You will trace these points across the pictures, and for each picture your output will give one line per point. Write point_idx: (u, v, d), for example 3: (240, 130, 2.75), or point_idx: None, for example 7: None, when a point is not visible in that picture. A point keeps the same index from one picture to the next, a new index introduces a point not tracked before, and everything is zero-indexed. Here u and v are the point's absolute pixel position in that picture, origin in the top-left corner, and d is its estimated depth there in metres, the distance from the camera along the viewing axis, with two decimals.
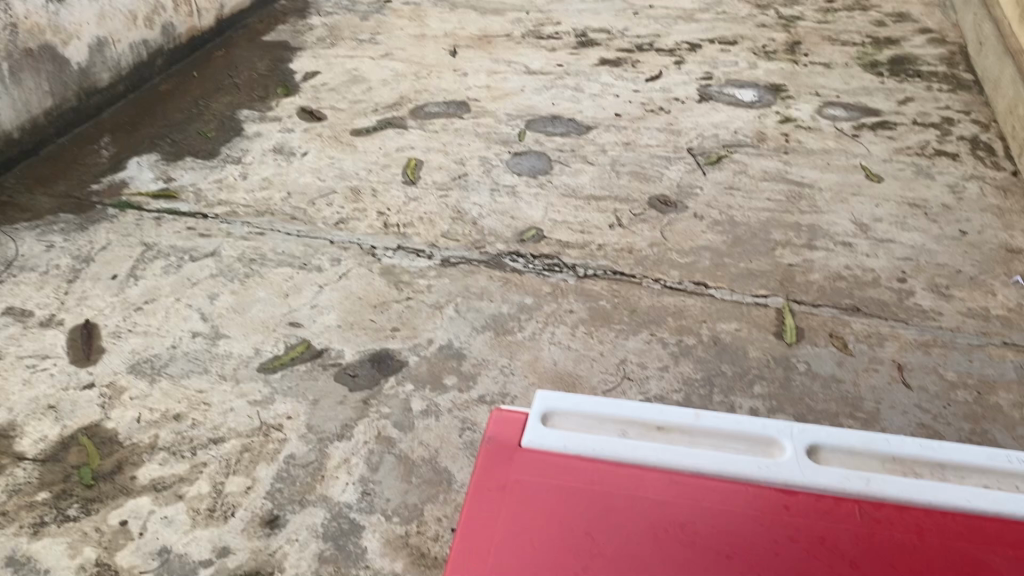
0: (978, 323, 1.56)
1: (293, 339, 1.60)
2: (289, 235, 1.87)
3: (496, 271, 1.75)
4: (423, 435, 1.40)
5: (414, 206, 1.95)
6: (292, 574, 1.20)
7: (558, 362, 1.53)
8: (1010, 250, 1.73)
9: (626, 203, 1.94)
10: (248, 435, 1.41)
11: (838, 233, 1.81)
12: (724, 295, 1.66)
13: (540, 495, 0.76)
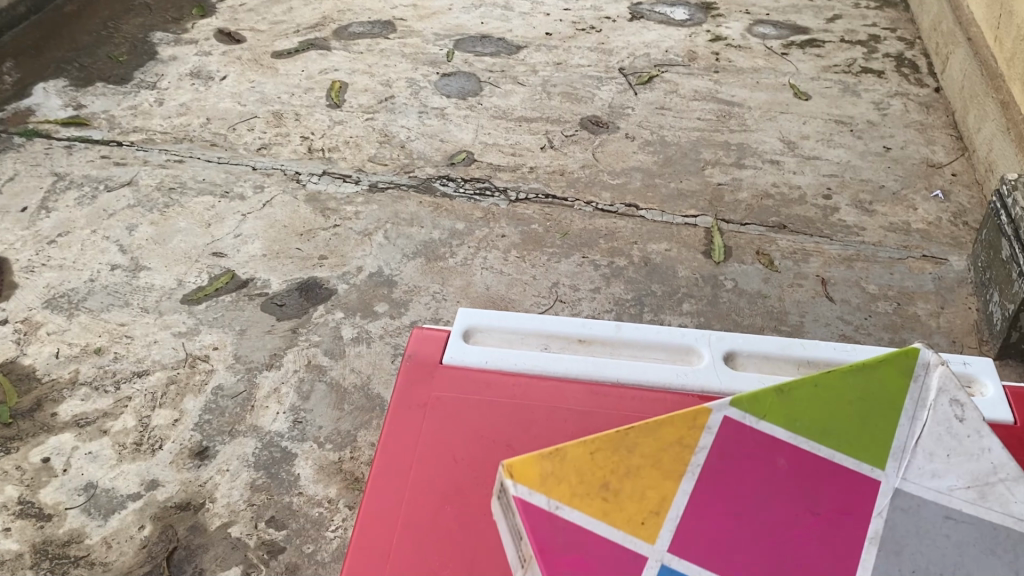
0: (899, 237, 1.60)
1: (217, 269, 1.56)
2: (210, 162, 1.80)
3: (426, 195, 1.72)
4: (354, 362, 1.38)
5: (340, 130, 1.90)
6: (223, 504, 1.19)
7: (490, 286, 1.53)
8: (932, 165, 1.77)
9: (557, 124, 1.92)
10: (173, 368, 1.37)
11: (767, 152, 1.82)
12: (654, 215, 1.67)
13: (463, 411, 0.77)
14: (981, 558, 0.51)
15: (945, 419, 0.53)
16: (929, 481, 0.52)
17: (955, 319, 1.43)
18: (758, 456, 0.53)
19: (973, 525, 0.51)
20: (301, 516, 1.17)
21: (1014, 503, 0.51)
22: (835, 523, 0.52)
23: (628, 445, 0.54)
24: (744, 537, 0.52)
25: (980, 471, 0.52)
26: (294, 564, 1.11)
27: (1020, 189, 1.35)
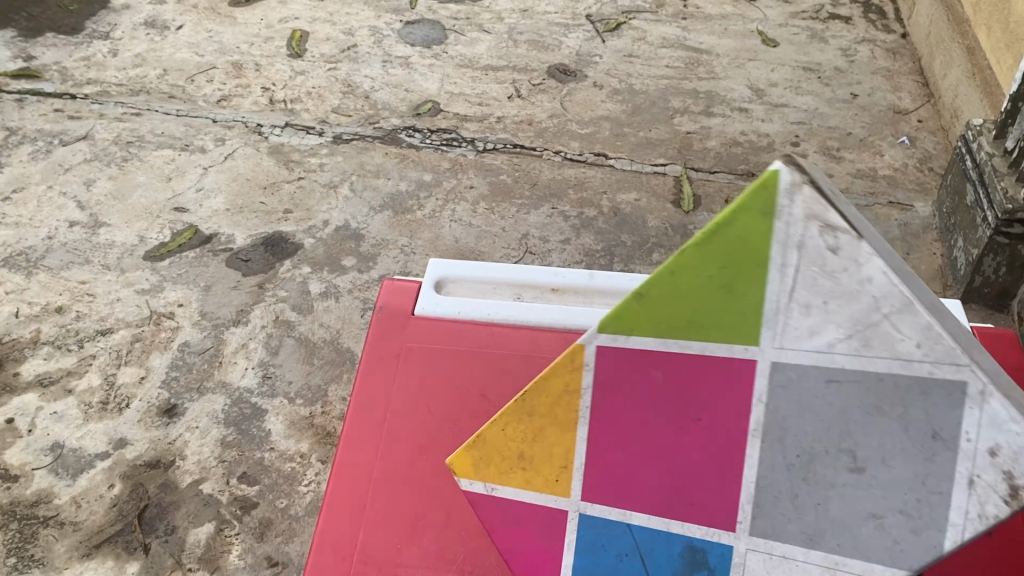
0: (866, 184, 1.60)
1: (179, 225, 1.53)
2: (169, 115, 1.75)
3: (392, 147, 1.69)
4: (323, 317, 1.37)
5: (302, 80, 1.85)
6: (193, 461, 1.18)
7: (459, 239, 1.51)
8: (898, 112, 1.77)
9: (524, 73, 1.89)
10: (138, 325, 1.35)
11: (735, 99, 1.81)
12: (623, 165, 1.66)
13: (433, 362, 0.76)
14: (871, 422, 0.45)
15: (817, 255, 0.43)
16: (804, 338, 0.45)
17: (920, 265, 1.45)
18: (635, 380, 0.51)
19: (856, 384, 0.44)
20: (274, 472, 1.17)
21: (901, 342, 0.42)
22: (720, 427, 0.50)
23: (529, 404, 0.57)
24: (638, 465, 0.54)
25: (862, 312, 0.43)
26: (267, 520, 1.11)
27: (985, 133, 1.35)
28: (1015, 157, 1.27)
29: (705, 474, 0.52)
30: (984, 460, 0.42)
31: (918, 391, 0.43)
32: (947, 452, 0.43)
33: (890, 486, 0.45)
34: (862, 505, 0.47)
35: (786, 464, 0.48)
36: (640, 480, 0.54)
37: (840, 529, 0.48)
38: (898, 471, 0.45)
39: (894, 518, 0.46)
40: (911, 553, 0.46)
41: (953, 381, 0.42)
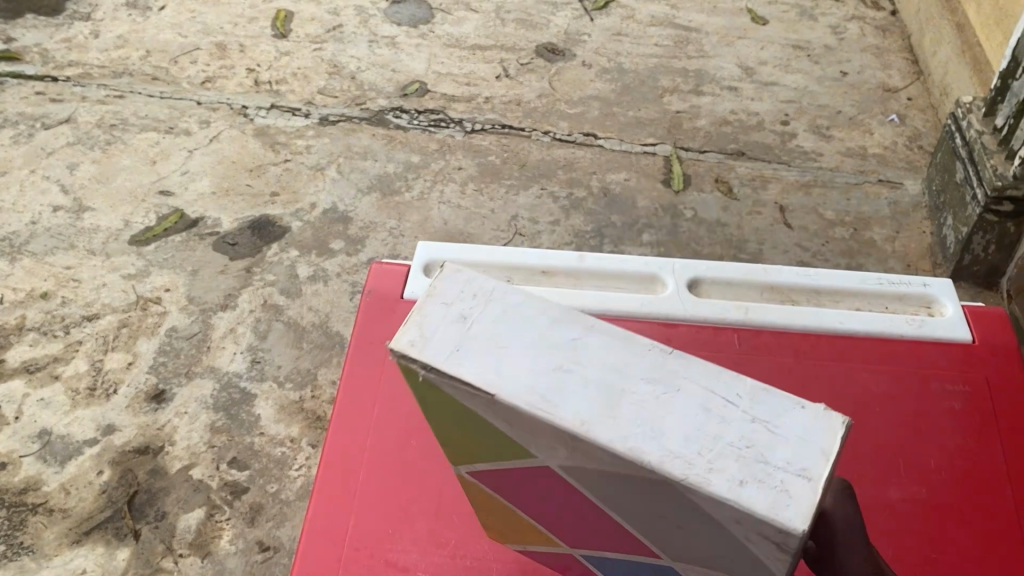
0: (856, 162, 1.60)
1: (165, 209, 1.51)
2: (153, 97, 1.73)
3: (379, 128, 1.68)
4: (312, 300, 1.36)
5: (287, 61, 1.83)
6: (183, 446, 1.17)
7: (447, 221, 1.50)
8: (888, 89, 1.77)
9: (512, 52, 1.87)
10: (125, 310, 1.34)
11: (724, 78, 1.80)
12: (613, 145, 1.65)
13: None
14: (654, 508, 0.45)
15: (492, 406, 0.44)
16: (551, 455, 0.46)
17: (910, 244, 1.45)
18: (507, 485, 0.53)
19: (615, 483, 0.44)
20: (264, 456, 1.16)
21: (605, 458, 0.42)
22: (589, 507, 0.50)
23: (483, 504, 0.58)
24: (570, 526, 0.54)
25: (563, 439, 0.43)
26: (258, 504, 1.11)
27: (975, 111, 1.35)
28: (1004, 135, 1.26)
29: (619, 536, 0.52)
30: (743, 526, 0.40)
31: (654, 488, 0.42)
32: (714, 522, 0.42)
33: (707, 544, 0.45)
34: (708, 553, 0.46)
35: (632, 524, 0.48)
36: (580, 534, 0.55)
37: (714, 565, 0.47)
38: (703, 536, 0.44)
39: (740, 566, 0.45)
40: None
41: (673, 489, 0.41)
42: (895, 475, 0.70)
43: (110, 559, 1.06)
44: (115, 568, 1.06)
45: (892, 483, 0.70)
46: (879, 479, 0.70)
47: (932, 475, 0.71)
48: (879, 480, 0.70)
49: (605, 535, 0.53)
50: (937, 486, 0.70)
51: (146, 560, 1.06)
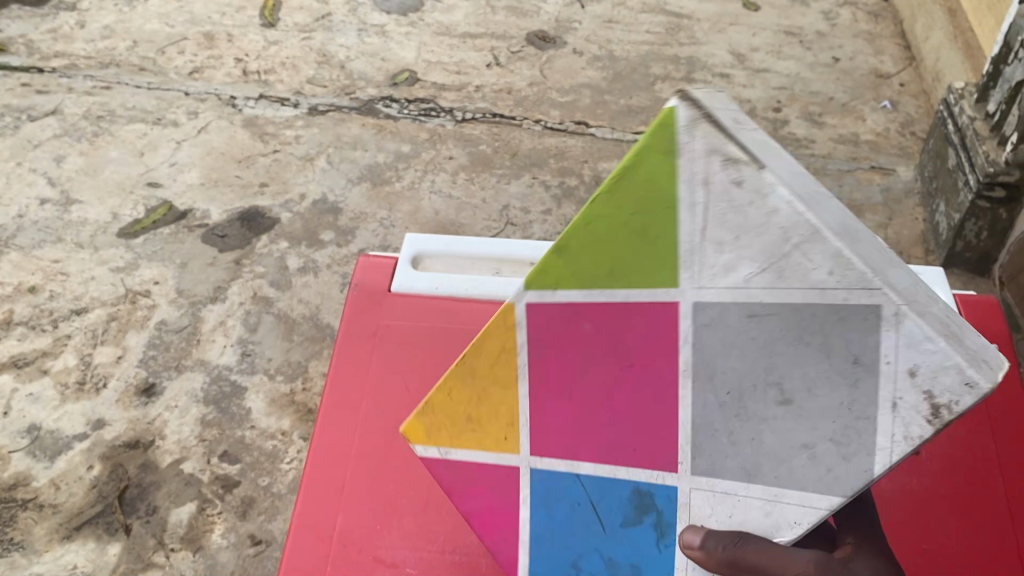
0: (848, 149, 1.59)
1: (153, 201, 1.50)
2: (140, 88, 1.71)
3: (368, 118, 1.66)
4: (302, 293, 1.35)
5: (275, 51, 1.81)
6: (173, 440, 1.16)
7: (439, 211, 1.49)
8: (880, 75, 1.76)
9: (503, 40, 1.86)
10: (114, 304, 1.33)
11: (716, 65, 1.79)
12: (604, 133, 1.64)
13: (412, 339, 0.75)
14: (793, 364, 0.44)
15: (722, 190, 0.43)
16: (719, 279, 0.45)
17: (903, 231, 1.44)
18: (559, 337, 0.51)
19: (778, 320, 0.44)
20: (255, 450, 1.16)
21: (813, 271, 0.42)
22: (645, 375, 0.49)
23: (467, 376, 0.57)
24: (585, 415, 0.53)
25: (770, 244, 0.43)
26: (250, 498, 1.11)
27: (967, 97, 1.34)
28: (996, 120, 1.26)
29: (646, 419, 0.51)
30: (915, 385, 0.41)
31: (837, 318, 0.42)
32: (870, 376, 0.42)
33: (818, 422, 0.45)
34: (794, 443, 0.46)
35: (717, 405, 0.47)
36: (586, 432, 0.53)
37: (776, 471, 0.47)
38: (823, 406, 0.44)
39: (829, 455, 0.45)
40: (845, 488, 0.45)
41: (877, 316, 0.41)
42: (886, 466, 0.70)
43: (101, 554, 1.06)
44: (106, 563, 1.05)
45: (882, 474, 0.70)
46: None
47: (923, 464, 0.70)
48: None
49: (622, 425, 0.52)
50: (929, 476, 0.70)
51: (137, 555, 1.05)
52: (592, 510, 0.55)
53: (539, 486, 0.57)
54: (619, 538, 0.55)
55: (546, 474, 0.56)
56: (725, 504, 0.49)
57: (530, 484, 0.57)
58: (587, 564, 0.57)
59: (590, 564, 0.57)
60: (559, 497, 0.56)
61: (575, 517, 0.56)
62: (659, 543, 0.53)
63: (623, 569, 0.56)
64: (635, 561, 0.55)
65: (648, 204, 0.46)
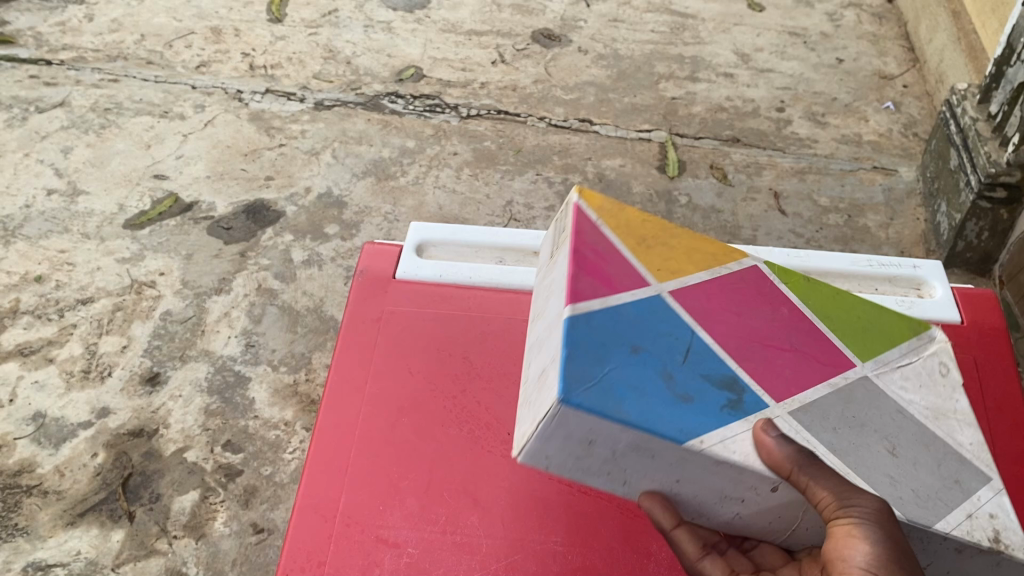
0: (851, 149, 1.60)
1: (159, 192, 1.51)
2: (147, 81, 1.72)
3: (374, 113, 1.67)
4: (307, 285, 1.36)
5: (282, 46, 1.82)
6: (177, 429, 1.17)
7: (442, 206, 1.50)
8: (883, 76, 1.77)
9: (508, 37, 1.87)
10: (119, 294, 1.34)
11: (721, 65, 1.80)
12: (608, 131, 1.65)
13: (415, 325, 0.76)
14: (917, 443, 0.60)
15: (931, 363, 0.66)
16: (897, 389, 0.63)
17: (904, 230, 1.45)
18: (766, 297, 0.67)
19: (922, 428, 0.61)
20: (258, 439, 1.17)
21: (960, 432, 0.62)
22: (805, 351, 0.64)
23: (670, 239, 0.69)
24: (736, 325, 0.63)
25: (941, 403, 0.63)
26: (252, 487, 1.12)
27: (970, 98, 1.35)
28: (998, 121, 1.27)
29: (788, 361, 0.62)
30: (985, 515, 0.57)
31: (955, 461, 0.60)
32: (960, 494, 0.58)
33: (917, 477, 0.58)
34: (883, 469, 0.58)
35: (839, 416, 0.60)
36: (724, 325, 0.63)
37: (862, 464, 0.58)
38: (917, 477, 0.58)
39: (908, 492, 0.57)
40: (909, 512, 0.56)
41: (979, 472, 0.60)
42: None
43: (105, 541, 1.07)
44: (110, 549, 1.06)
45: None
46: None
47: None
48: None
49: (755, 347, 0.62)
50: None
51: (140, 542, 1.07)
52: (684, 347, 0.60)
53: (655, 304, 0.62)
54: (691, 379, 0.58)
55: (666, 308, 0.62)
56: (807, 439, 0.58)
57: (646, 299, 0.62)
58: (648, 357, 0.58)
59: (651, 359, 0.58)
60: (666, 319, 0.61)
61: (665, 338, 0.60)
62: (723, 406, 0.58)
63: (676, 390, 0.57)
64: (690, 393, 0.57)
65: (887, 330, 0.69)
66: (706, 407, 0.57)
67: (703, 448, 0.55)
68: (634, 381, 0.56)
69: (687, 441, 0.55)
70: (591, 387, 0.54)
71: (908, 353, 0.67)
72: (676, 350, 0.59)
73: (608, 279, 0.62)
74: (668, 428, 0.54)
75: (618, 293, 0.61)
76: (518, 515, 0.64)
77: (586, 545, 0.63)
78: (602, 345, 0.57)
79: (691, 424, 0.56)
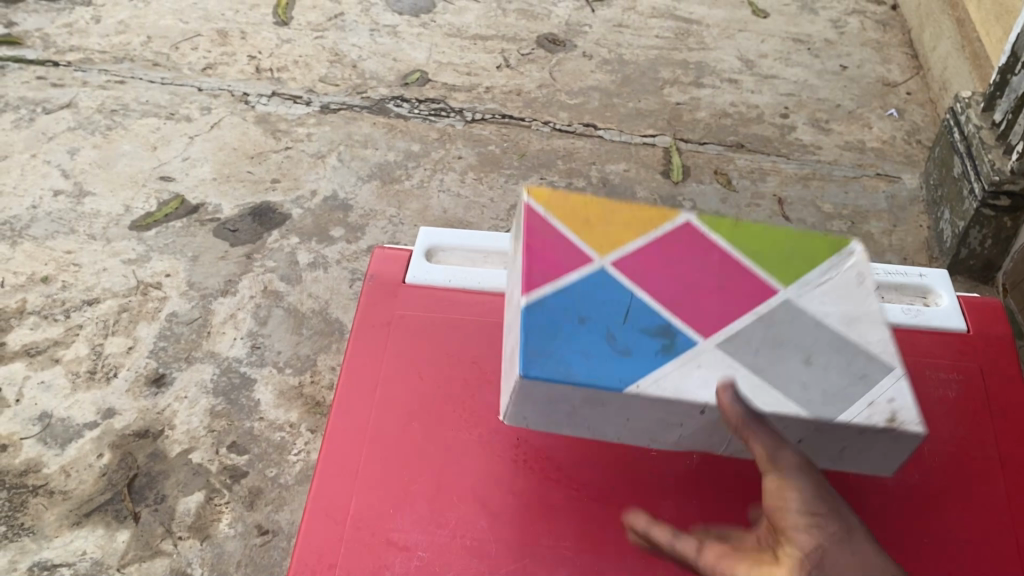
0: (854, 156, 1.61)
1: (165, 194, 1.51)
2: (153, 83, 1.73)
3: (379, 117, 1.68)
4: (312, 287, 1.37)
5: (288, 49, 1.83)
6: (182, 430, 1.18)
7: (447, 210, 1.51)
8: (887, 84, 1.77)
9: (513, 42, 1.88)
10: (125, 295, 1.34)
11: (725, 71, 1.80)
12: (612, 136, 1.65)
13: (424, 328, 0.76)
14: (831, 346, 0.61)
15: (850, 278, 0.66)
16: (808, 300, 0.63)
17: (907, 237, 1.46)
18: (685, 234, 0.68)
19: (837, 331, 0.61)
20: (263, 441, 1.17)
21: (868, 339, 0.61)
22: (737, 294, 0.64)
23: (613, 212, 0.69)
24: (673, 279, 0.64)
25: (854, 308, 0.63)
26: (257, 488, 1.12)
27: (974, 106, 1.36)
28: (1002, 129, 1.27)
29: (712, 291, 0.64)
30: (882, 401, 0.58)
31: (860, 363, 0.60)
32: (863, 388, 0.59)
33: (828, 377, 0.59)
34: (795, 376, 0.59)
35: (761, 334, 0.61)
36: (663, 279, 0.64)
37: (778, 376, 0.58)
38: (829, 378, 0.59)
39: (815, 393, 0.58)
40: (817, 411, 0.57)
41: (883, 362, 0.60)
42: None
43: (110, 541, 1.07)
44: (115, 550, 1.06)
45: None
46: None
47: (925, 461, 0.69)
48: None
49: (687, 279, 0.64)
50: (931, 472, 0.69)
51: (145, 542, 1.07)
52: (624, 310, 0.62)
53: (599, 277, 0.64)
54: (630, 328, 0.61)
55: (609, 278, 0.64)
56: (726, 367, 0.59)
57: (591, 273, 0.64)
58: (594, 325, 0.60)
59: (595, 326, 0.60)
60: (608, 287, 0.63)
61: (605, 306, 0.62)
62: (657, 351, 0.59)
63: (619, 343, 0.59)
64: (628, 345, 0.59)
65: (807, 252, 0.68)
66: (643, 359, 0.59)
67: (640, 392, 0.57)
68: (581, 349, 0.59)
69: (626, 388, 0.57)
70: (541, 361, 0.58)
71: (827, 268, 0.66)
72: (614, 303, 0.62)
73: (551, 247, 0.65)
74: (606, 380, 0.57)
75: (564, 271, 0.63)
76: (527, 518, 0.64)
77: (597, 548, 0.63)
78: (550, 323, 0.60)
79: (634, 374, 0.58)
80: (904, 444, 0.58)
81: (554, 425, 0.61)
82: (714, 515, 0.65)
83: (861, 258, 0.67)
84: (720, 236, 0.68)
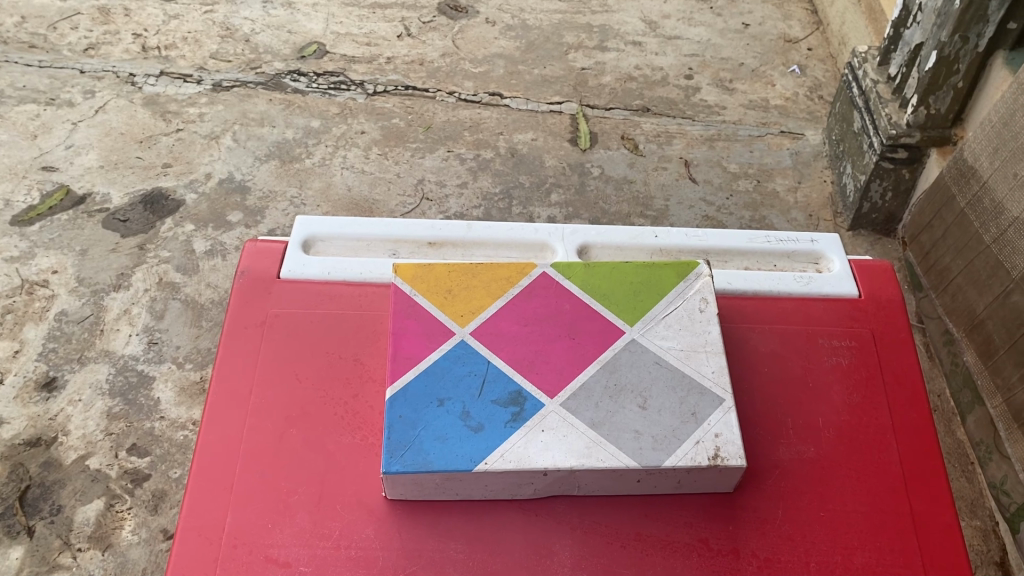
0: (758, 115, 1.61)
1: (49, 184, 1.42)
2: (30, 66, 1.62)
3: (275, 93, 1.61)
4: (211, 277, 1.30)
5: (176, 25, 1.74)
6: (78, 436, 1.12)
7: (352, 187, 1.46)
8: (788, 40, 1.78)
9: (413, 10, 1.82)
10: (8, 296, 1.26)
11: (628, 33, 1.78)
12: (519, 104, 1.62)
13: (302, 326, 0.72)
14: (666, 390, 0.64)
15: (693, 308, 0.69)
16: (658, 342, 0.66)
17: (812, 193, 1.47)
18: (547, 282, 0.70)
19: (674, 373, 0.65)
20: (165, 441, 1.12)
21: (706, 371, 0.65)
22: (586, 347, 0.66)
23: (474, 271, 0.71)
24: (528, 340, 0.66)
25: (697, 343, 0.66)
26: (161, 491, 1.07)
27: (870, 61, 1.36)
28: (898, 83, 1.28)
29: (562, 352, 0.65)
30: (711, 434, 0.61)
31: (696, 393, 0.64)
32: (694, 425, 0.62)
33: (659, 421, 0.62)
34: (630, 425, 0.61)
35: (603, 385, 0.64)
36: (516, 344, 0.66)
37: (614, 429, 0.61)
38: (661, 422, 0.62)
39: (646, 439, 0.61)
40: (646, 459, 0.60)
41: (714, 396, 0.63)
42: (783, 433, 0.68)
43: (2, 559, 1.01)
44: (8, 568, 1.00)
45: (781, 443, 0.68)
46: (768, 438, 0.68)
47: (820, 432, 0.69)
48: (767, 440, 0.68)
49: (540, 344, 0.66)
50: (826, 443, 0.68)
51: (42, 557, 1.01)
52: (480, 381, 0.63)
53: (458, 351, 0.65)
54: (484, 404, 0.62)
55: (469, 351, 0.65)
56: (569, 429, 0.61)
57: (451, 348, 0.65)
58: (452, 405, 0.62)
59: (453, 405, 0.62)
60: (467, 361, 0.64)
61: (462, 379, 0.63)
62: (507, 421, 0.61)
63: (471, 421, 0.61)
64: (481, 421, 0.61)
65: (661, 282, 0.70)
66: (494, 431, 0.60)
67: (489, 469, 0.58)
68: (438, 432, 0.60)
69: (475, 467, 0.58)
70: (400, 454, 0.59)
71: (672, 298, 0.69)
72: (469, 381, 0.63)
73: (411, 333, 0.66)
74: (459, 461, 0.59)
75: (424, 353, 0.65)
76: (413, 520, 0.61)
77: (491, 546, 0.61)
78: (410, 414, 0.61)
79: (485, 450, 0.59)
80: (729, 475, 0.61)
81: (420, 497, 0.62)
82: (610, 502, 0.63)
83: (708, 281, 0.70)
84: (572, 282, 0.70)
